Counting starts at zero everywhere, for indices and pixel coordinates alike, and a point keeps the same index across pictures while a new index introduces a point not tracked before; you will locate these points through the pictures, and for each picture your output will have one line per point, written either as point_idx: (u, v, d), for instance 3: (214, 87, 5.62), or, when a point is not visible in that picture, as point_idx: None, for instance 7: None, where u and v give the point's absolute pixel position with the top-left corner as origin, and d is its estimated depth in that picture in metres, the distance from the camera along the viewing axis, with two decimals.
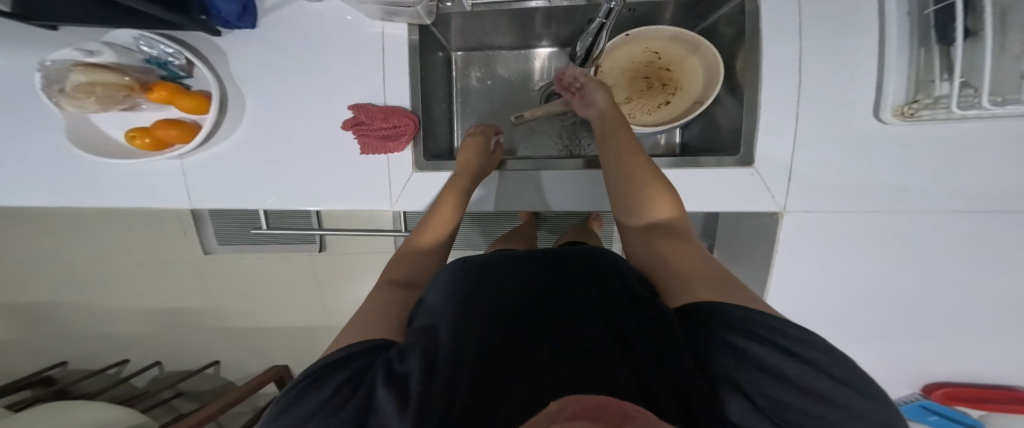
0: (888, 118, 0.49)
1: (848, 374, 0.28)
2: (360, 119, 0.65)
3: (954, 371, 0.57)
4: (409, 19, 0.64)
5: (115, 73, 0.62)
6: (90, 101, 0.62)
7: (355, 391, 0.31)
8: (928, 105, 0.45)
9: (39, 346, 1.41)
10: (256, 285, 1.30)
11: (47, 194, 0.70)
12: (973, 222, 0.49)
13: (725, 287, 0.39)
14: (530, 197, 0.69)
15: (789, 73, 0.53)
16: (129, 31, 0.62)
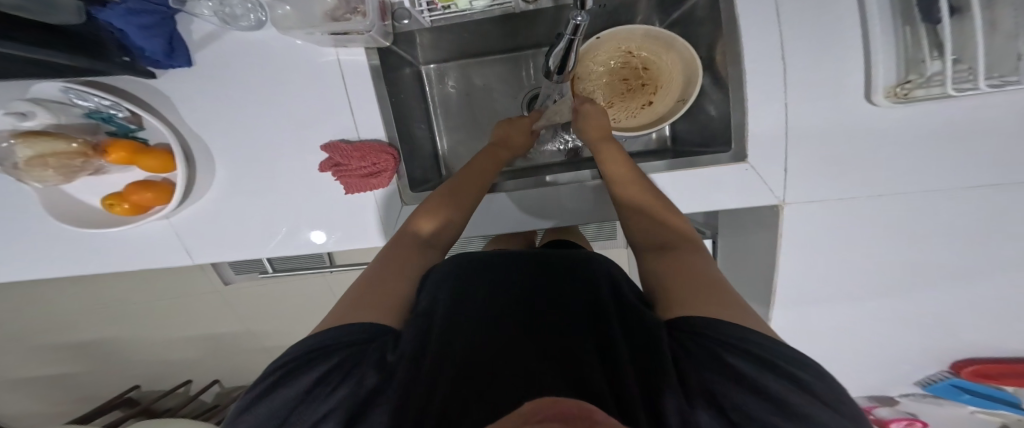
0: (879, 101, 0.46)
1: (828, 393, 0.27)
2: (336, 161, 0.63)
3: (974, 336, 0.57)
4: (366, 44, 0.59)
5: (62, 140, 0.60)
6: (50, 174, 0.61)
7: (339, 382, 0.33)
8: (922, 84, 0.43)
9: (106, 382, 1.54)
10: (285, 310, 1.36)
11: (63, 264, 0.72)
12: (993, 198, 0.46)
13: (708, 296, 0.36)
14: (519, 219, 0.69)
15: (773, 57, 0.50)
16: (56, 86, 0.59)
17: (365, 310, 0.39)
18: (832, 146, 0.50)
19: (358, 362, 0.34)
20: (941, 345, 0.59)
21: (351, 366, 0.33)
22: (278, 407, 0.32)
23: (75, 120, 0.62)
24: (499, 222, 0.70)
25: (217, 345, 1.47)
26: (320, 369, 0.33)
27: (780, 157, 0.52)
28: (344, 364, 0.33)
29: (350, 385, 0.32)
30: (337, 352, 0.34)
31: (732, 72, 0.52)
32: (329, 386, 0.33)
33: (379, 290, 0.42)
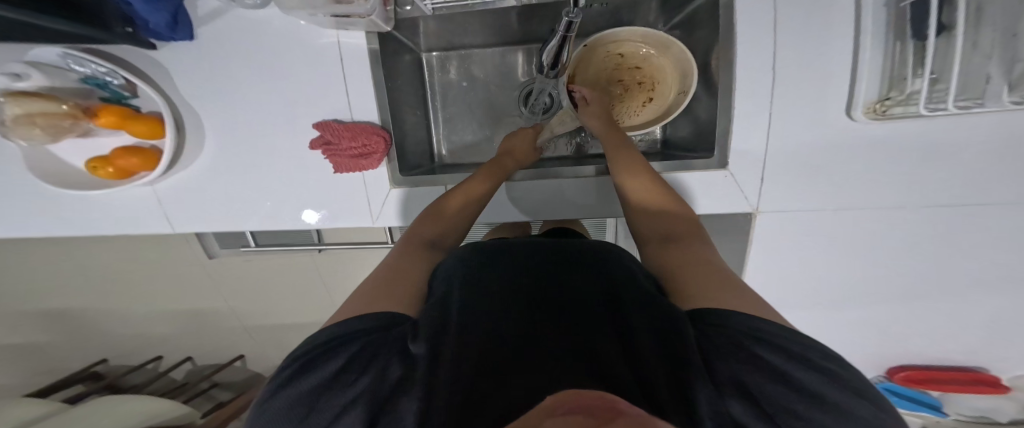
0: (859, 116, 0.49)
1: (858, 382, 0.27)
2: (327, 139, 0.64)
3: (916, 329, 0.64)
4: (368, 28, 0.59)
5: (52, 101, 0.58)
6: (37, 134, 0.60)
7: (362, 372, 0.32)
8: (902, 102, 0.46)
9: (72, 353, 1.50)
10: (265, 289, 1.35)
11: (41, 226, 0.71)
12: (943, 210, 0.52)
13: (719, 286, 0.37)
14: (510, 208, 0.73)
15: (762, 70, 0.52)
16: (53, 50, 0.58)
17: (379, 302, 0.39)
18: (806, 159, 0.53)
19: (379, 351, 0.33)
20: (885, 336, 0.67)
21: (373, 355, 0.33)
22: (299, 396, 0.31)
23: (67, 85, 0.61)
24: (491, 210, 0.73)
25: (193, 321, 1.45)
26: (340, 359, 0.33)
27: (757, 166, 0.55)
28: (365, 354, 0.33)
29: (373, 373, 0.32)
30: (355, 343, 0.34)
31: (725, 77, 0.53)
32: (353, 375, 0.32)
33: (389, 283, 0.43)
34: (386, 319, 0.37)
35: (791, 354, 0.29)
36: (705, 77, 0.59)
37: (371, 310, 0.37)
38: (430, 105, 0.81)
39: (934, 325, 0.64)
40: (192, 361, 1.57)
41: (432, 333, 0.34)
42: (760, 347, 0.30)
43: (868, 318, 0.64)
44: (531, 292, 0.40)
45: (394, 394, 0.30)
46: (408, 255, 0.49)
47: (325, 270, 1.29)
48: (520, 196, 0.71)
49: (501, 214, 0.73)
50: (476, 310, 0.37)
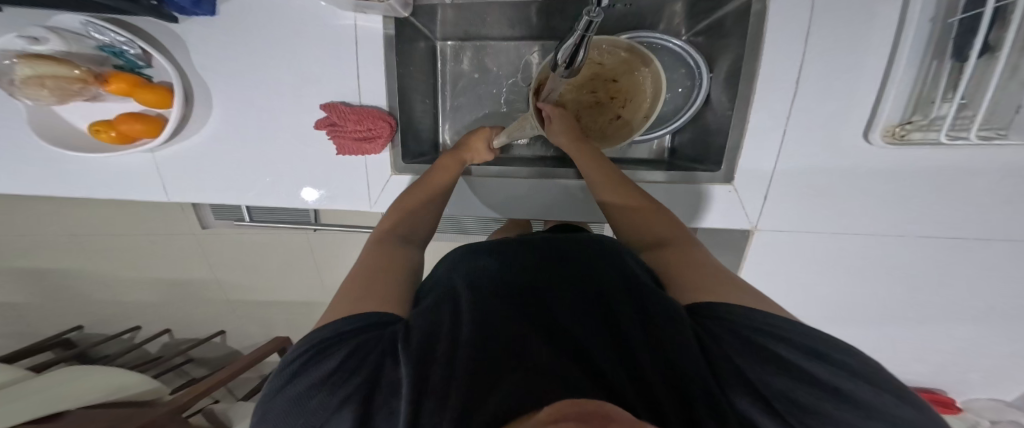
0: (876, 139, 0.50)
1: (863, 369, 0.31)
2: (333, 121, 0.63)
3: (899, 352, 0.66)
4: (385, 13, 0.59)
5: (62, 65, 0.56)
6: (44, 94, 0.58)
7: (357, 369, 0.34)
8: (921, 127, 0.46)
9: (47, 317, 1.46)
10: (255, 265, 1.33)
11: (30, 182, 0.69)
12: (942, 238, 0.53)
13: (719, 286, 0.39)
14: (514, 203, 0.73)
15: (783, 88, 0.53)
16: (77, 17, 0.57)
17: (369, 301, 0.40)
18: (809, 178, 0.54)
19: (374, 350, 0.35)
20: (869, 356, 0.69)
21: (370, 352, 0.35)
22: (315, 388, 0.34)
23: (84, 51, 0.60)
24: (493, 204, 0.73)
25: (178, 293, 1.43)
26: (337, 358, 0.35)
27: (763, 182, 0.56)
28: (359, 352, 0.35)
29: (368, 370, 0.34)
30: (358, 341, 0.36)
31: (743, 91, 0.54)
32: (349, 372, 0.34)
33: (375, 281, 0.43)
34: (378, 319, 0.38)
35: (785, 345, 0.33)
36: (728, 86, 0.59)
37: (357, 312, 0.38)
38: (438, 94, 0.81)
39: (912, 350, 0.66)
40: (169, 335, 1.54)
41: (423, 332, 0.36)
42: (751, 336, 0.34)
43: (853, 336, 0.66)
44: (529, 283, 0.41)
45: (388, 392, 0.33)
46: (385, 252, 0.49)
47: (318, 251, 1.28)
48: (525, 192, 0.71)
49: (504, 208, 0.73)
50: (477, 301, 0.38)
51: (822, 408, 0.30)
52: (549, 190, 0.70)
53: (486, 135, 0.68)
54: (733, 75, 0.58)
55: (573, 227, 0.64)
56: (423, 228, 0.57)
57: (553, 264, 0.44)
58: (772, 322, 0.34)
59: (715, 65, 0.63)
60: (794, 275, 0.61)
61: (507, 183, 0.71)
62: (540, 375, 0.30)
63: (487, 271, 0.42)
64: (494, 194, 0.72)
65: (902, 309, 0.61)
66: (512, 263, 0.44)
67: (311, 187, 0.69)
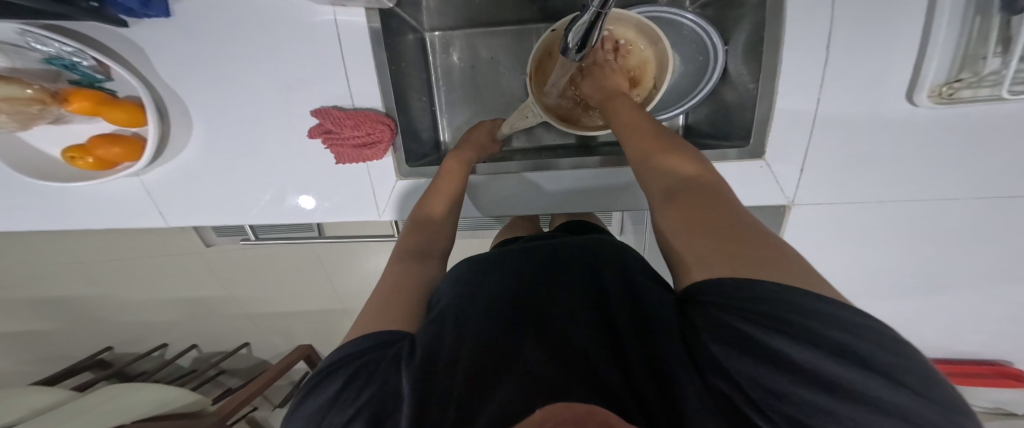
0: (921, 101, 0.44)
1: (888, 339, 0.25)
2: (327, 127, 0.59)
3: (955, 321, 0.61)
4: (366, 4, 0.53)
5: (13, 84, 0.50)
6: (2, 120, 0.52)
7: (363, 386, 0.32)
8: (973, 84, 0.41)
9: (76, 342, 1.48)
10: (268, 278, 1.33)
11: (19, 216, 0.66)
12: (1001, 202, 0.48)
13: (747, 258, 0.31)
14: (519, 201, 0.68)
15: (816, 50, 0.47)
16: (8, 26, 0.49)
17: (383, 317, 0.38)
18: (849, 145, 0.49)
19: (379, 367, 0.33)
20: (921, 328, 0.64)
21: (369, 374, 0.33)
22: (317, 409, 0.33)
23: (30, 65, 0.53)
24: (496, 202, 0.69)
25: (197, 310, 1.43)
26: (341, 378, 0.33)
27: (798, 153, 0.51)
28: (364, 371, 0.33)
29: (369, 390, 0.31)
30: (359, 360, 0.34)
31: (769, 58, 0.49)
32: (354, 391, 0.32)
33: (389, 298, 0.42)
34: (386, 337, 0.36)
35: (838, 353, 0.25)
36: (751, 53, 0.54)
37: (366, 332, 0.37)
38: (433, 90, 0.76)
39: (963, 321, 0.61)
40: (195, 350, 1.56)
41: (426, 347, 0.33)
42: (773, 340, 0.27)
43: (901, 307, 0.62)
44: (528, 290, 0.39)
45: (392, 411, 0.30)
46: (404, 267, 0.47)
47: (328, 258, 1.26)
48: (530, 188, 0.67)
49: (510, 207, 0.69)
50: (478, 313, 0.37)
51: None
52: (555, 183, 0.66)
53: (487, 129, 0.66)
54: (755, 41, 0.53)
55: (585, 226, 0.60)
56: (438, 240, 0.54)
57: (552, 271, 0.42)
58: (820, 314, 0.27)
59: (731, 35, 0.57)
60: (835, 250, 0.56)
61: (511, 180, 0.66)
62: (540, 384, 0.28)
63: (485, 282, 0.40)
64: (498, 193, 0.68)
65: (957, 279, 0.56)
66: (510, 271, 0.42)
67: (307, 197, 0.65)
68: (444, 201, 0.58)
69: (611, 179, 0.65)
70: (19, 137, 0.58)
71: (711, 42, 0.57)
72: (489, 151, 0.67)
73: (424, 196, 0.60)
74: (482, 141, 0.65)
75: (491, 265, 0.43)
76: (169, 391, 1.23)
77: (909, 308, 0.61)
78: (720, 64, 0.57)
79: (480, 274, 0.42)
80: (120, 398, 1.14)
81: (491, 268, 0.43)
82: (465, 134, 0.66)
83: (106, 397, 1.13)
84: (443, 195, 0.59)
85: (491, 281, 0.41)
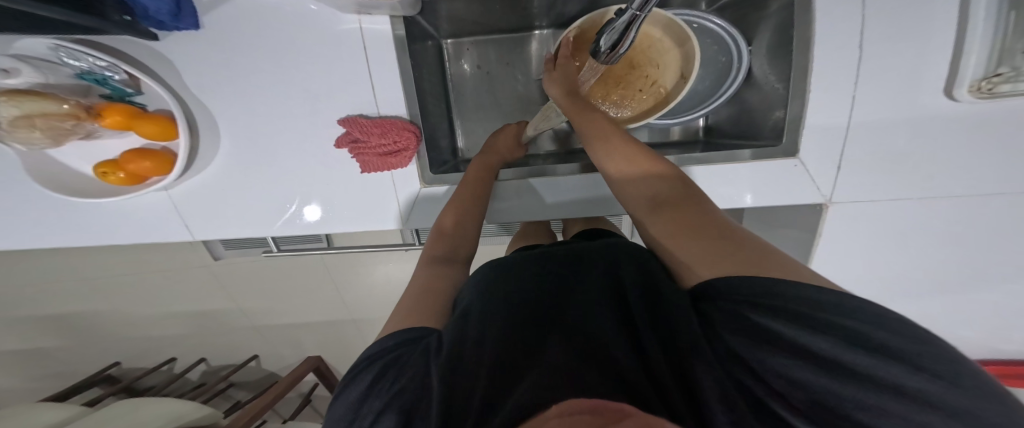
0: (962, 95, 0.43)
1: (942, 368, 0.25)
2: (354, 136, 0.59)
3: (989, 321, 0.60)
4: (391, 12, 0.53)
5: (51, 101, 0.50)
6: (36, 137, 0.52)
7: (394, 379, 0.33)
8: (1010, 78, 0.41)
9: (88, 356, 1.47)
10: (280, 288, 1.32)
11: (41, 230, 0.65)
12: None
13: (745, 256, 0.35)
14: (529, 208, 0.66)
15: (847, 49, 0.47)
16: (43, 41, 0.49)
17: (412, 318, 0.39)
18: (884, 141, 0.48)
19: (409, 360, 0.34)
20: (958, 328, 0.62)
21: (399, 364, 0.34)
22: (351, 403, 0.35)
23: (61, 80, 0.54)
24: (509, 209, 0.66)
25: (209, 323, 1.42)
26: (373, 373, 0.35)
27: (834, 152, 0.50)
28: (395, 364, 0.35)
29: (400, 381, 0.33)
30: (387, 354, 0.36)
31: (798, 60, 0.49)
32: (385, 385, 0.34)
33: (414, 301, 0.42)
34: (413, 334, 0.37)
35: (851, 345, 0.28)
36: (775, 54, 0.53)
37: (400, 329, 0.38)
38: (450, 96, 0.75)
39: (1000, 318, 0.60)
40: (207, 363, 1.54)
41: (455, 344, 0.34)
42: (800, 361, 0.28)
43: (937, 306, 0.60)
44: (551, 290, 0.40)
45: (420, 402, 0.31)
46: (434, 274, 0.48)
47: (341, 266, 1.25)
48: (539, 195, 0.64)
49: (520, 214, 0.66)
50: (505, 312, 0.37)
51: (891, 410, 0.25)
52: (563, 190, 0.63)
53: (513, 133, 0.66)
54: (780, 45, 0.52)
55: (599, 234, 0.59)
56: (463, 246, 0.54)
57: (577, 271, 0.42)
58: (837, 307, 0.29)
59: (754, 36, 0.57)
60: (873, 248, 0.55)
61: (525, 186, 0.65)
62: (559, 381, 0.28)
63: (510, 283, 0.41)
64: (510, 198, 0.66)
65: (997, 278, 0.54)
66: (537, 269, 0.43)
67: (313, 204, 0.64)
68: (467, 205, 0.57)
69: None
70: (49, 153, 0.58)
71: (736, 45, 0.56)
72: (512, 157, 0.66)
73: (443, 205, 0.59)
74: (507, 146, 0.65)
75: (516, 266, 0.44)
76: (183, 406, 1.21)
77: (947, 306, 0.59)
78: (745, 66, 0.56)
79: (507, 273, 0.43)
80: (135, 413, 1.13)
81: (516, 268, 0.43)
82: (488, 139, 0.66)
83: (122, 413, 1.11)
84: (457, 202, 0.57)
85: (518, 281, 0.41)
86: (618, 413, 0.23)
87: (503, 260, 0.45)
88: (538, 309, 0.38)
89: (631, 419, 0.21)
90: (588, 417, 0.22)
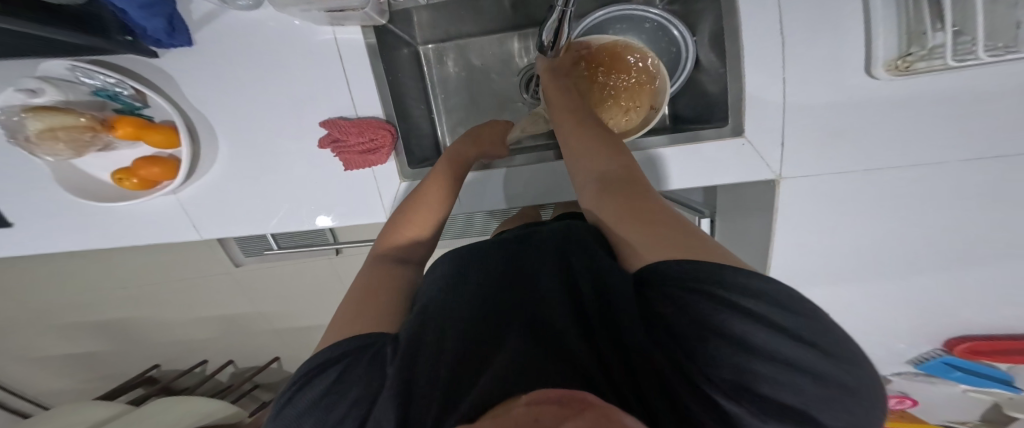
0: (880, 74, 0.45)
1: (825, 344, 0.29)
2: (335, 136, 0.64)
3: (972, 297, 0.59)
4: (362, 22, 0.59)
5: (71, 115, 0.58)
6: (61, 149, 0.60)
7: (354, 381, 0.36)
8: (924, 57, 0.41)
9: (124, 360, 1.59)
10: (289, 289, 1.39)
11: (76, 238, 0.74)
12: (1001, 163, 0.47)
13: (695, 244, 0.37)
14: (540, 189, 0.71)
15: (771, 36, 0.50)
16: (62, 63, 0.58)
17: (364, 323, 0.43)
18: (823, 118, 0.51)
19: (369, 364, 0.37)
20: (940, 305, 0.61)
21: (357, 373, 0.37)
22: (314, 403, 0.37)
23: (81, 97, 0.61)
24: (522, 193, 0.72)
25: (230, 327, 1.51)
26: (331, 376, 0.38)
27: (777, 133, 0.53)
28: (356, 366, 0.38)
29: (361, 383, 0.36)
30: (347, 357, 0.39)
31: (731, 48, 0.52)
32: (346, 388, 0.36)
33: (375, 298, 0.47)
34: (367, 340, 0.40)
35: (773, 329, 0.30)
36: (716, 43, 0.56)
37: (355, 334, 0.41)
38: (431, 98, 0.79)
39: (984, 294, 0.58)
40: (234, 364, 1.65)
41: (409, 342, 0.36)
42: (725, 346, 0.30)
43: (914, 282, 0.60)
44: (504, 283, 0.42)
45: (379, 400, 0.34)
46: (390, 272, 0.52)
47: (344, 267, 1.30)
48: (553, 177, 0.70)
49: (533, 196, 0.71)
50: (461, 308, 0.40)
51: (794, 387, 0.28)
52: None
53: (495, 130, 0.68)
54: (718, 34, 0.56)
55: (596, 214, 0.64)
56: (423, 245, 0.59)
57: (530, 262, 0.44)
58: (752, 291, 0.31)
59: (697, 27, 0.59)
60: (836, 225, 0.56)
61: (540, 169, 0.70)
62: (505, 369, 0.30)
63: (466, 281, 0.43)
64: (522, 182, 0.71)
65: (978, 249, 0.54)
66: (492, 265, 0.45)
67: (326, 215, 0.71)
68: (437, 202, 0.61)
69: None
70: (74, 163, 0.66)
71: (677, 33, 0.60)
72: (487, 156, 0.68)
73: (415, 195, 0.62)
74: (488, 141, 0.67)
75: (472, 261, 0.46)
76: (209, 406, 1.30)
77: (924, 281, 0.59)
78: (691, 53, 0.59)
79: (464, 270, 0.45)
80: (169, 412, 1.21)
81: (471, 263, 0.46)
82: (467, 133, 0.67)
83: (155, 411, 1.20)
84: (430, 210, 0.61)
85: (473, 278, 0.44)
86: (581, 403, 0.21)
87: (461, 254, 0.48)
88: (491, 302, 0.40)
89: (594, 410, 0.19)
90: (553, 406, 0.20)
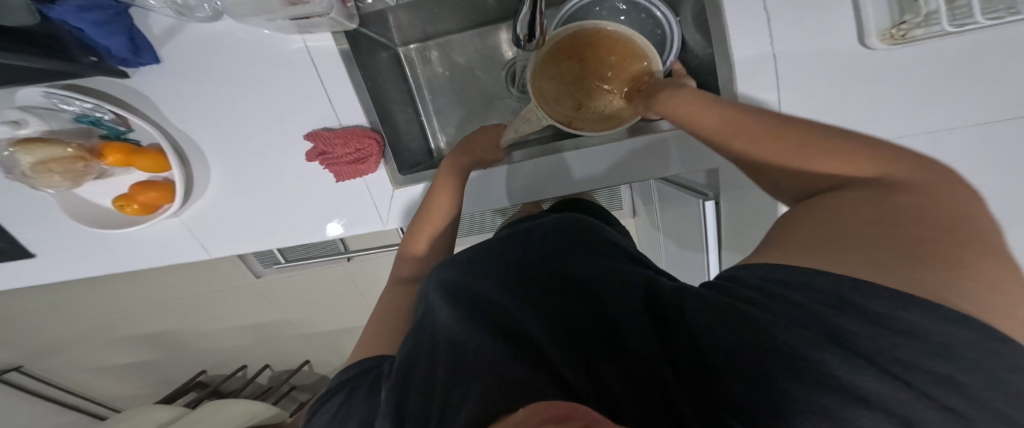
0: (875, 44, 0.48)
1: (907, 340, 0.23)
2: (322, 149, 0.63)
3: None
4: (332, 28, 0.57)
5: (57, 147, 0.61)
6: (58, 180, 0.63)
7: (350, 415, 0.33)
8: (919, 25, 0.43)
9: (167, 372, 1.68)
10: (309, 296, 1.43)
11: (95, 265, 0.77)
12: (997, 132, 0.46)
13: (877, 249, 0.25)
14: (547, 184, 0.66)
15: (756, 9, 0.50)
16: (37, 91, 0.60)
17: (370, 347, 0.42)
18: (809, 93, 0.51)
19: (368, 392, 0.35)
20: None
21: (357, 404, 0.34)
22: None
23: (64, 125, 0.64)
24: (527, 190, 0.67)
25: (260, 335, 1.58)
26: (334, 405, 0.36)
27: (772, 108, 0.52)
28: (357, 392, 0.35)
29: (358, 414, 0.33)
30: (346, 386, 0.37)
31: (715, 28, 0.52)
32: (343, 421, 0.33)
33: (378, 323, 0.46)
34: (369, 366, 0.39)
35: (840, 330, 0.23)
36: (701, 23, 0.55)
37: (360, 360, 0.40)
38: (417, 99, 0.77)
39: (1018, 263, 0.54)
40: (270, 369, 1.74)
41: (404, 364, 0.32)
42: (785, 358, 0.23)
43: None
44: (510, 284, 0.37)
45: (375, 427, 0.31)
46: (400, 295, 0.50)
47: (357, 272, 1.33)
48: (562, 169, 0.64)
49: (541, 191, 0.66)
50: (460, 313, 0.34)
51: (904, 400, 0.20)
52: (585, 163, 0.63)
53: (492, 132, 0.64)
54: (701, 14, 0.55)
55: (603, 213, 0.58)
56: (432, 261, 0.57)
57: (538, 262, 0.39)
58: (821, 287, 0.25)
59: (680, 7, 0.58)
60: None
61: (547, 162, 0.64)
62: (505, 386, 0.25)
63: (464, 282, 0.38)
64: (525, 179, 0.66)
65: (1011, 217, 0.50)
66: (493, 267, 0.39)
67: (334, 223, 0.70)
68: (441, 214, 0.58)
69: (641, 147, 0.61)
70: (75, 193, 0.69)
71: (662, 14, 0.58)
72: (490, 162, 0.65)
73: (418, 212, 0.60)
74: (485, 145, 0.63)
75: (474, 260, 0.40)
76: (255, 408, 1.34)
77: None
78: (676, 37, 0.58)
79: (462, 270, 0.40)
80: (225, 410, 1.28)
81: (472, 263, 0.40)
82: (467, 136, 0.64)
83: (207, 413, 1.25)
84: (432, 225, 0.58)
85: (474, 280, 0.38)
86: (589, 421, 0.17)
87: (458, 257, 0.43)
88: (492, 307, 0.34)
89: None
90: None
